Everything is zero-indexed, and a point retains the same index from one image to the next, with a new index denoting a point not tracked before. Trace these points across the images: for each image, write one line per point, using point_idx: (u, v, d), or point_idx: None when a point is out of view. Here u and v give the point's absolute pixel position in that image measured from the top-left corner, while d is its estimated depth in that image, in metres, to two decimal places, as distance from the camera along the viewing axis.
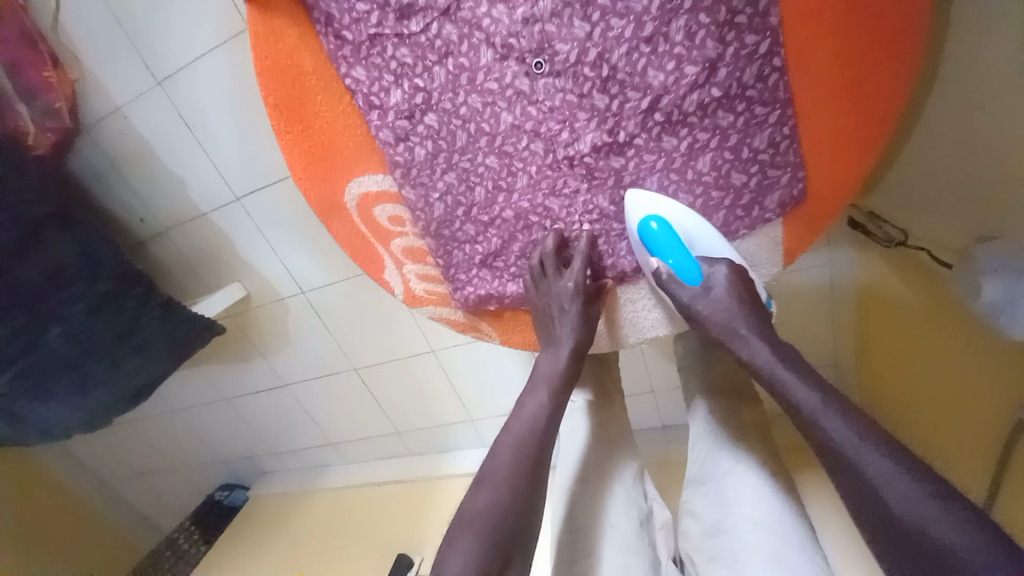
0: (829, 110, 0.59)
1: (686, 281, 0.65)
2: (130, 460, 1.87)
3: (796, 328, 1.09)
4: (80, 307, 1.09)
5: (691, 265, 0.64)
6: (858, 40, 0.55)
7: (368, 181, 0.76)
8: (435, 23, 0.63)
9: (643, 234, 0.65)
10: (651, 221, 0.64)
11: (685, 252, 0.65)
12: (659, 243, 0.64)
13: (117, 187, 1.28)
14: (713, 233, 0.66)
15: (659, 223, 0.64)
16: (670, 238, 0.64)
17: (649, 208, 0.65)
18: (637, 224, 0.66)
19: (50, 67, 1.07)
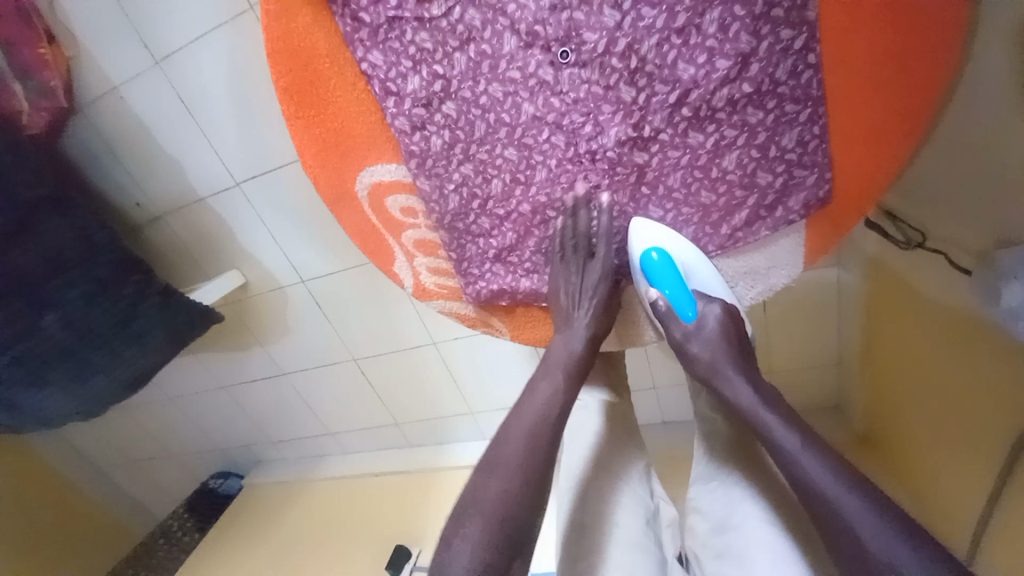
0: (855, 111, 0.58)
1: (681, 315, 0.67)
2: (122, 447, 1.84)
3: (806, 325, 1.11)
4: (76, 294, 1.05)
5: (687, 299, 0.67)
6: (897, 36, 0.53)
7: (380, 171, 0.73)
8: (457, 6, 0.60)
9: (643, 263, 0.68)
10: (652, 251, 0.67)
11: (683, 286, 0.67)
12: (658, 273, 0.67)
13: (112, 168, 1.24)
14: (708, 269, 0.70)
15: (659, 255, 0.67)
16: (669, 271, 0.67)
17: (651, 240, 0.68)
18: (637, 254, 0.69)
19: (45, 44, 1.04)
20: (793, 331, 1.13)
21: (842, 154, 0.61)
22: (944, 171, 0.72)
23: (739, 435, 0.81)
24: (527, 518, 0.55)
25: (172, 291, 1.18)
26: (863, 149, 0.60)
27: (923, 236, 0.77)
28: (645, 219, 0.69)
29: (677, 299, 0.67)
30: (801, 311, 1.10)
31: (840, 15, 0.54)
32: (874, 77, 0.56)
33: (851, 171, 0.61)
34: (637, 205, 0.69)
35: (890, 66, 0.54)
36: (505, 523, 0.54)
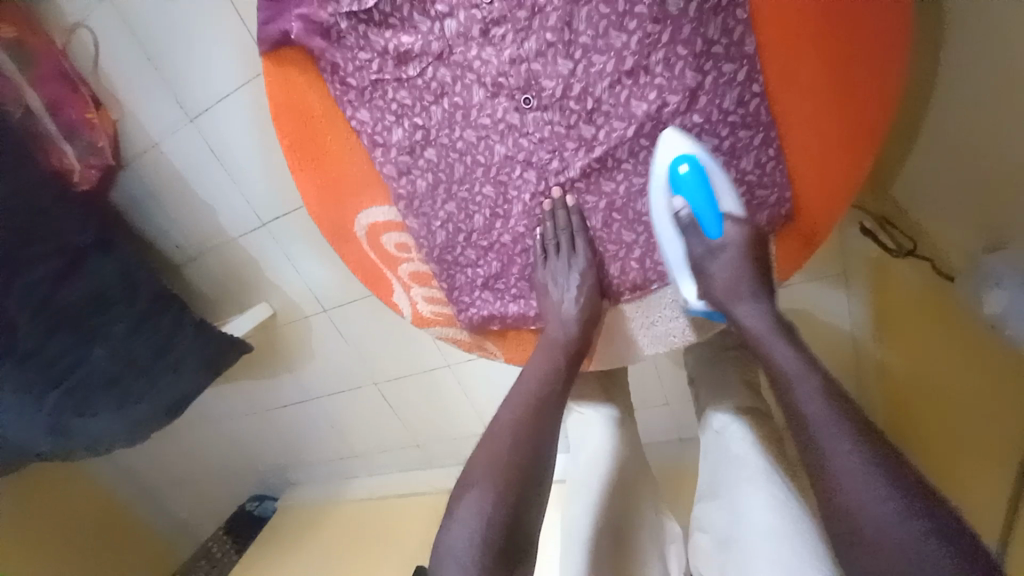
0: (813, 131, 0.61)
1: (704, 231, 0.66)
2: (168, 471, 1.98)
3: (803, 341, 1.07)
4: (118, 331, 1.17)
5: (713, 217, 0.65)
6: (841, 61, 0.56)
7: (375, 212, 0.80)
8: (430, 66, 0.67)
9: (672, 178, 0.63)
10: (683, 163, 0.62)
11: (710, 200, 0.64)
12: (687, 188, 0.63)
13: (154, 217, 1.39)
14: (730, 188, 0.65)
15: (689, 170, 0.61)
16: (698, 185, 0.62)
17: (683, 152, 0.62)
18: (666, 163, 0.63)
19: (92, 109, 1.19)
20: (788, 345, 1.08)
21: (803, 169, 0.63)
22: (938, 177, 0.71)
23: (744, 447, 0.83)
24: (514, 529, 0.57)
25: (205, 323, 1.29)
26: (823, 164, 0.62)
27: (915, 244, 0.77)
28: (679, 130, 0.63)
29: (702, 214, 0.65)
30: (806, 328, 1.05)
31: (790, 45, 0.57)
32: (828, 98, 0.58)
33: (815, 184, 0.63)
34: (609, 231, 0.73)
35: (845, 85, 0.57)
36: (489, 534, 0.55)
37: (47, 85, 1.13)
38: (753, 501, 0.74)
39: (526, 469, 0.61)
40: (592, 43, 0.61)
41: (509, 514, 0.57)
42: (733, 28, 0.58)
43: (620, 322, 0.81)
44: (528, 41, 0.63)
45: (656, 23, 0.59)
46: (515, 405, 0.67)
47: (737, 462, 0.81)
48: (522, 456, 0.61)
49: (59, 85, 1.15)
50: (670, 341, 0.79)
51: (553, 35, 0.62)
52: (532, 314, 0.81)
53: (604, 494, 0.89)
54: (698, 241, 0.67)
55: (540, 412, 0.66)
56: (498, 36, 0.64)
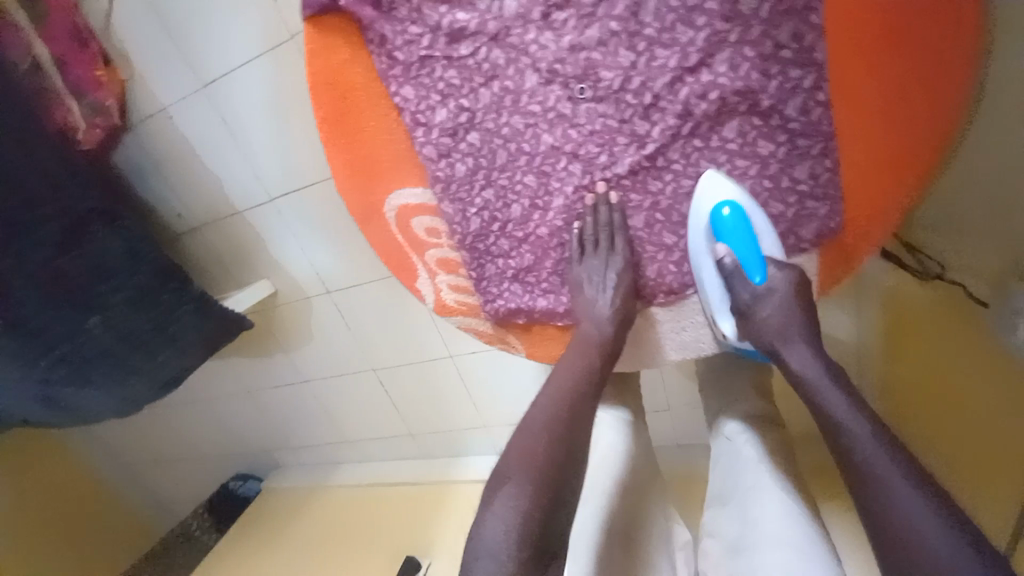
0: (864, 138, 0.60)
1: (749, 276, 0.66)
2: (150, 446, 1.92)
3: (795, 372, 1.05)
4: (120, 299, 1.13)
5: (756, 261, 0.65)
6: (900, 63, 0.55)
7: (407, 194, 0.78)
8: (483, 47, 0.65)
9: (715, 219, 0.65)
10: (725, 207, 0.64)
11: (754, 248, 0.66)
12: (728, 230, 0.64)
13: (156, 183, 1.34)
14: (767, 229, 0.66)
15: (731, 212, 0.64)
16: (740, 229, 0.64)
17: (728, 197, 0.64)
18: (710, 206, 0.66)
19: (100, 66, 1.14)
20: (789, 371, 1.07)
21: (853, 184, 0.63)
22: (971, 199, 0.71)
23: (756, 454, 0.81)
24: (547, 527, 0.56)
25: (207, 299, 1.24)
26: (874, 179, 0.61)
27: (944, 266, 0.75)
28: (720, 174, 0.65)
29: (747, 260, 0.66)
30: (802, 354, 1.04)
31: (853, 61, 0.57)
32: (884, 113, 0.58)
33: (864, 200, 0.63)
34: (650, 232, 0.72)
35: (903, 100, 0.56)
36: (524, 532, 0.54)
37: (55, 40, 1.08)
38: (765, 506, 0.74)
39: (558, 469, 0.59)
40: (657, 36, 0.60)
41: (541, 513, 0.56)
42: (805, 33, 0.57)
43: (643, 328, 0.80)
44: (590, 28, 0.61)
45: (726, 21, 0.58)
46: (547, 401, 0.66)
47: (749, 469, 0.81)
48: (554, 455, 0.60)
49: (67, 39, 1.09)
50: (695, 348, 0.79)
51: (618, 25, 0.60)
52: (562, 310, 0.80)
53: (614, 496, 0.88)
54: (744, 288, 0.66)
55: (573, 410, 0.65)
56: (559, 21, 0.62)
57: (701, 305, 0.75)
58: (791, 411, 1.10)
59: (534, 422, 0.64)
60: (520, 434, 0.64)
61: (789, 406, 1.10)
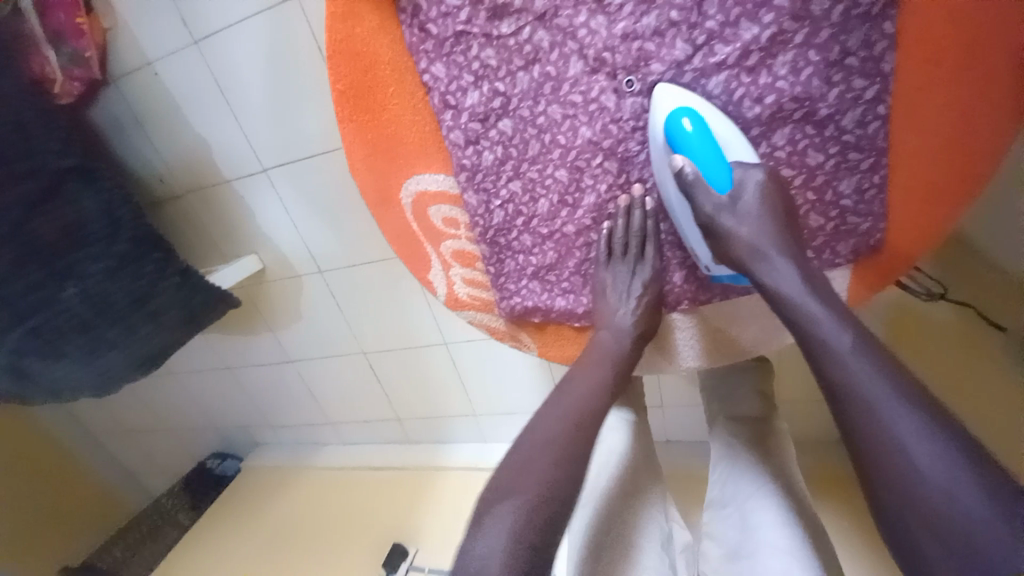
0: (915, 162, 0.58)
1: (714, 186, 0.61)
2: (121, 418, 1.84)
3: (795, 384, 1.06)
4: (98, 268, 1.04)
5: (721, 170, 0.60)
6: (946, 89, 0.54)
7: (427, 179, 0.73)
8: (528, 26, 0.60)
9: (676, 134, 0.58)
10: (684, 118, 0.58)
11: (717, 156, 0.60)
12: (691, 144, 0.58)
13: (138, 143, 1.23)
14: (738, 135, 0.60)
15: (692, 124, 0.57)
16: (703, 140, 0.58)
17: (680, 106, 0.58)
18: (664, 118, 0.59)
19: (83, 12, 1.02)
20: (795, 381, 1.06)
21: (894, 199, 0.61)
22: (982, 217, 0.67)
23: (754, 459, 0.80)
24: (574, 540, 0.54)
25: (191, 271, 1.16)
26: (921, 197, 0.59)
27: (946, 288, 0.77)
28: (670, 85, 0.59)
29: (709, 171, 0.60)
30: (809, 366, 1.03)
31: (921, 73, 0.55)
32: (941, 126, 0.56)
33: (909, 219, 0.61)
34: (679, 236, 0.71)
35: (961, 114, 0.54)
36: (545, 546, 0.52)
37: None
38: (764, 513, 0.73)
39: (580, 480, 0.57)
40: (719, 30, 0.57)
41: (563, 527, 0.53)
42: (875, 41, 0.55)
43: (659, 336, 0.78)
44: (647, 16, 0.57)
45: (794, 21, 0.55)
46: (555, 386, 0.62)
47: (753, 472, 0.79)
48: (577, 464, 0.57)
49: None
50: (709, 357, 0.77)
51: (678, 15, 0.56)
52: (580, 311, 0.76)
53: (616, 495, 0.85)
54: (707, 199, 0.60)
55: (596, 417, 0.62)
56: (614, 5, 0.57)
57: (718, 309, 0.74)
58: (799, 416, 1.11)
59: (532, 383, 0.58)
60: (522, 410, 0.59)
61: (792, 413, 1.11)
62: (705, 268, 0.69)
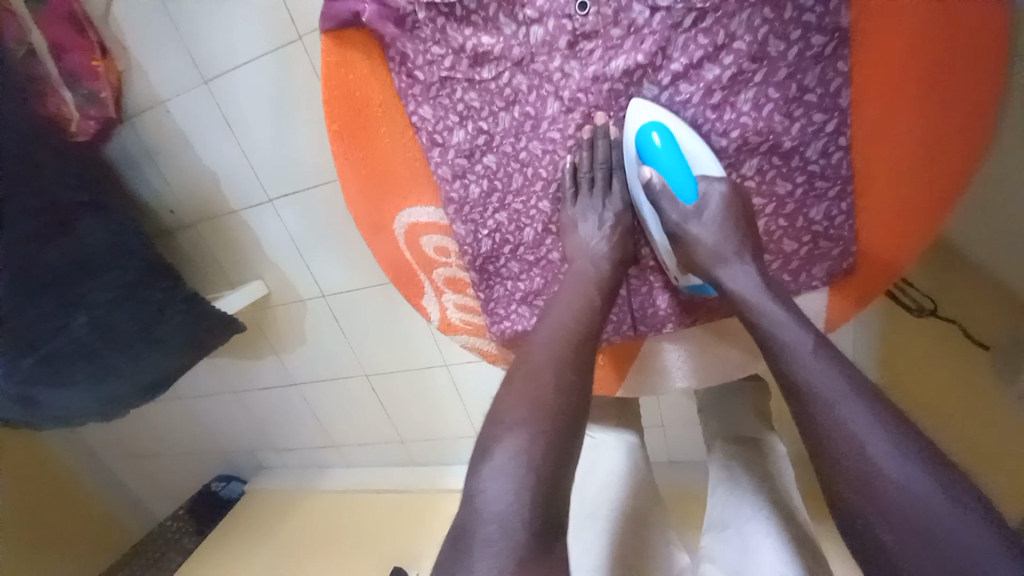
0: (883, 184, 0.62)
1: (679, 196, 0.65)
2: (130, 442, 1.87)
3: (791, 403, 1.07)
4: (106, 297, 1.07)
5: (686, 181, 0.63)
6: (907, 115, 0.58)
7: (418, 212, 0.77)
8: (506, 72, 0.64)
9: (644, 148, 0.63)
10: (652, 131, 0.62)
11: (683, 168, 0.63)
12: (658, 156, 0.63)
13: (150, 177, 1.30)
14: (706, 148, 0.63)
15: (660, 138, 0.62)
16: (671, 153, 0.62)
17: (650, 121, 0.62)
18: (634, 132, 0.64)
19: (98, 56, 1.10)
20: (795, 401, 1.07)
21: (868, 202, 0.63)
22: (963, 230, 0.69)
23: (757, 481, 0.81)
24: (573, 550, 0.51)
25: (197, 297, 1.21)
26: (892, 193, 0.62)
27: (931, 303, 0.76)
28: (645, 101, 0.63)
29: (676, 182, 0.64)
30: None
31: (882, 100, 0.58)
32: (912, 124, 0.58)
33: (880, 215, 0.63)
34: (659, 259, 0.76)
35: (931, 111, 0.56)
36: None
37: (50, 24, 1.05)
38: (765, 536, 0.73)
39: None
40: (683, 71, 0.61)
41: None
42: (830, 78, 0.58)
43: (647, 359, 0.81)
44: (616, 60, 0.61)
45: (752, 62, 0.59)
46: (524, 378, 0.59)
47: (752, 494, 0.80)
48: None
49: (64, 25, 1.06)
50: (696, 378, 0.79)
51: (644, 58, 0.60)
52: None
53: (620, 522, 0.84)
54: (673, 209, 0.64)
55: None
56: (586, 51, 0.61)
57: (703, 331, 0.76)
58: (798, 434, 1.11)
59: (521, 395, 0.57)
60: (532, 390, 0.57)
61: (787, 431, 1.11)
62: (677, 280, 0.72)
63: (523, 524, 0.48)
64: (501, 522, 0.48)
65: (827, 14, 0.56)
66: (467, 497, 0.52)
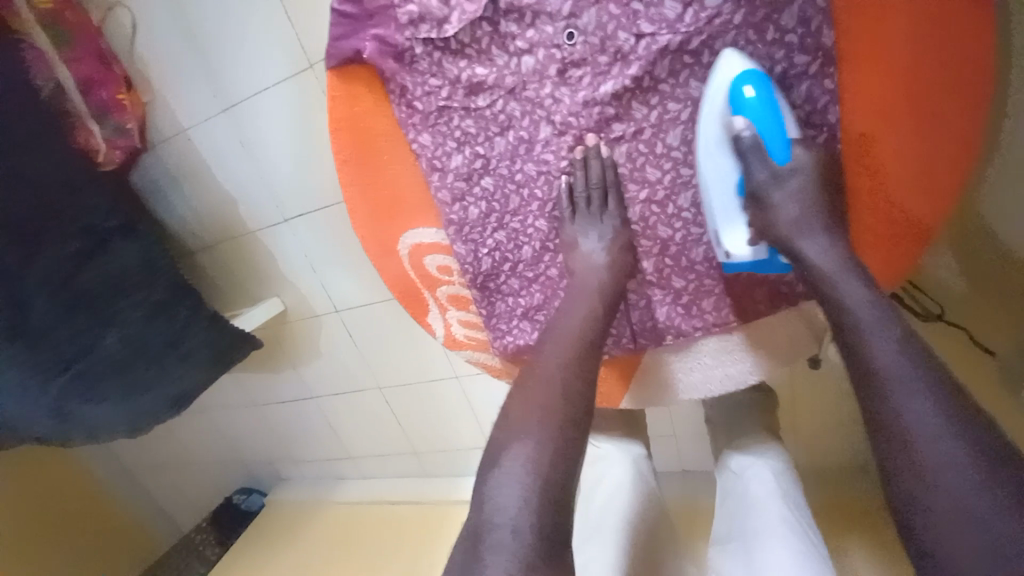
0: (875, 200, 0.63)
1: (770, 155, 0.61)
2: (157, 455, 1.94)
3: (804, 413, 1.05)
4: (135, 317, 1.13)
5: (779, 137, 0.60)
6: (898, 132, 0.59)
7: (422, 233, 0.80)
8: (500, 99, 0.67)
9: (733, 99, 0.59)
10: (745, 85, 0.58)
11: (776, 121, 0.60)
12: (751, 111, 0.59)
13: (172, 201, 1.36)
14: (782, 104, 0.60)
15: (754, 90, 0.58)
16: (763, 105, 0.59)
17: (745, 71, 0.59)
18: (728, 83, 0.59)
19: (123, 89, 1.17)
20: (812, 404, 1.04)
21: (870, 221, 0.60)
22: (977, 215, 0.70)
23: (767, 490, 0.80)
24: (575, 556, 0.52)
25: (219, 316, 1.25)
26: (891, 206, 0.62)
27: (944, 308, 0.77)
28: (738, 54, 0.59)
29: (768, 139, 0.60)
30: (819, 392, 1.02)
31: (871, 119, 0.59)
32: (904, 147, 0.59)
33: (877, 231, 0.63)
34: (659, 276, 0.74)
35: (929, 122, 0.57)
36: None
37: (82, 63, 1.11)
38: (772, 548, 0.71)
39: None
40: (670, 91, 0.63)
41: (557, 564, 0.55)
42: (818, 95, 0.60)
43: (649, 376, 0.82)
44: (604, 86, 0.64)
45: None
46: (528, 392, 0.60)
47: (761, 504, 0.79)
48: None
49: (92, 62, 1.12)
50: (702, 392, 0.79)
51: (632, 82, 0.63)
52: None
53: (627, 537, 0.83)
54: (761, 169, 0.62)
55: None
56: (575, 77, 0.64)
57: (705, 346, 0.77)
58: (813, 444, 1.09)
59: (516, 406, 0.59)
60: (535, 397, 0.59)
61: (799, 441, 1.09)
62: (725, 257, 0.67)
63: (533, 531, 0.50)
64: (513, 525, 0.50)
65: (808, 35, 0.58)
66: (478, 504, 0.54)
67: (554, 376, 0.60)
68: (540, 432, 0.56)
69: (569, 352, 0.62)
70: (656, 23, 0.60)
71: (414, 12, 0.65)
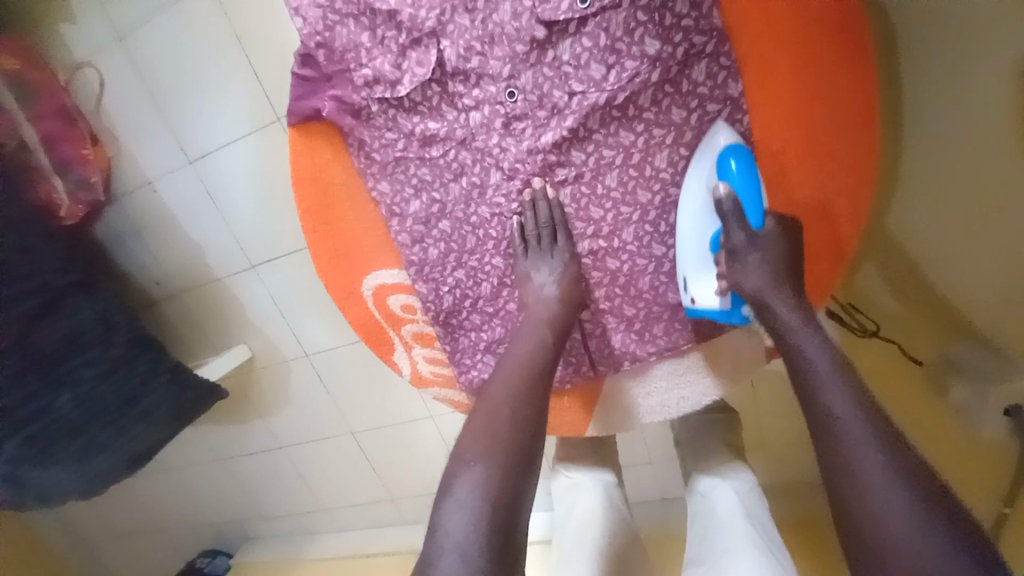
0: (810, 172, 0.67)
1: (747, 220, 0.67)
2: (115, 519, 1.82)
3: (769, 433, 1.09)
4: (94, 372, 1.09)
5: (755, 208, 0.66)
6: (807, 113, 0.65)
7: (384, 275, 0.83)
8: (452, 150, 0.73)
9: (720, 170, 0.66)
10: (731, 159, 0.65)
11: (754, 195, 0.66)
12: (735, 181, 0.65)
13: (137, 252, 1.36)
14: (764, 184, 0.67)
15: (737, 164, 0.65)
16: (746, 179, 0.65)
17: (732, 146, 0.66)
18: (715, 158, 0.67)
19: (88, 145, 1.18)
20: (776, 424, 1.07)
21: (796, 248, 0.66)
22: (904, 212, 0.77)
23: (733, 509, 0.82)
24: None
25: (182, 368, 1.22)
26: (829, 213, 0.69)
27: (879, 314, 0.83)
28: (729, 128, 0.67)
29: (745, 203, 0.66)
30: (783, 412, 1.05)
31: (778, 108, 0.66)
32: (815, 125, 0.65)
33: (814, 234, 0.70)
34: (611, 305, 0.79)
35: (847, 108, 0.64)
36: None
37: (46, 122, 1.13)
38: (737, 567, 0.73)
39: None
40: (604, 139, 0.70)
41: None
42: None
43: (613, 405, 0.85)
44: (545, 135, 0.71)
45: (661, 128, 0.69)
46: (488, 423, 0.62)
47: (726, 525, 0.81)
48: None
49: (56, 119, 1.14)
50: (662, 414, 0.83)
51: (569, 132, 0.70)
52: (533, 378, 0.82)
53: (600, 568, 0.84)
54: (740, 229, 0.67)
55: None
56: (518, 129, 0.71)
57: (660, 371, 0.81)
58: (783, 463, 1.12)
59: (472, 437, 0.62)
60: (489, 428, 0.62)
61: (766, 461, 1.13)
62: (690, 302, 0.73)
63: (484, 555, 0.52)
64: (460, 549, 0.52)
65: (716, 86, 0.66)
66: (429, 533, 0.55)
67: (506, 406, 0.63)
68: (490, 457, 0.58)
69: (524, 383, 0.66)
70: (585, 82, 0.68)
71: (369, 75, 0.72)
